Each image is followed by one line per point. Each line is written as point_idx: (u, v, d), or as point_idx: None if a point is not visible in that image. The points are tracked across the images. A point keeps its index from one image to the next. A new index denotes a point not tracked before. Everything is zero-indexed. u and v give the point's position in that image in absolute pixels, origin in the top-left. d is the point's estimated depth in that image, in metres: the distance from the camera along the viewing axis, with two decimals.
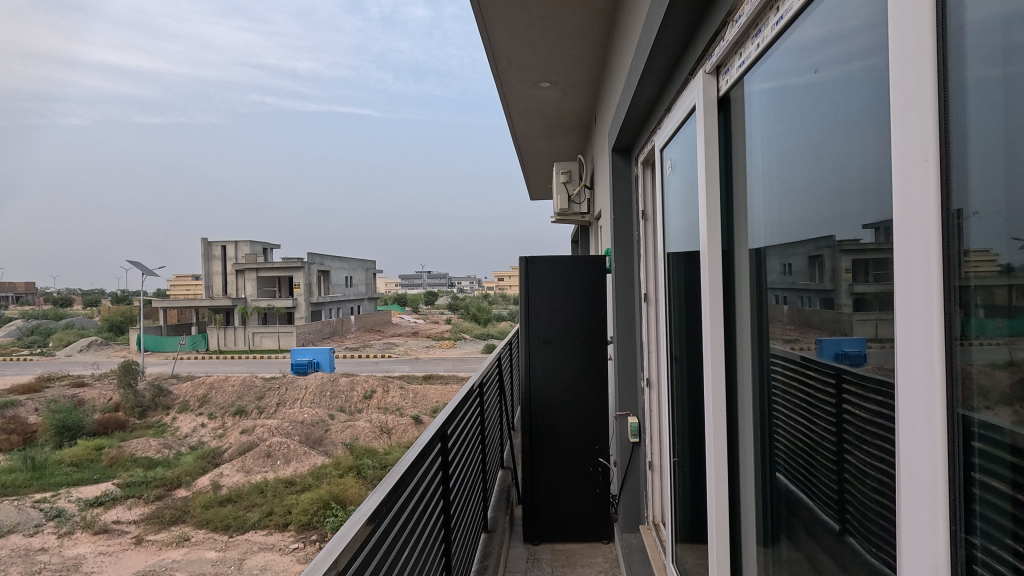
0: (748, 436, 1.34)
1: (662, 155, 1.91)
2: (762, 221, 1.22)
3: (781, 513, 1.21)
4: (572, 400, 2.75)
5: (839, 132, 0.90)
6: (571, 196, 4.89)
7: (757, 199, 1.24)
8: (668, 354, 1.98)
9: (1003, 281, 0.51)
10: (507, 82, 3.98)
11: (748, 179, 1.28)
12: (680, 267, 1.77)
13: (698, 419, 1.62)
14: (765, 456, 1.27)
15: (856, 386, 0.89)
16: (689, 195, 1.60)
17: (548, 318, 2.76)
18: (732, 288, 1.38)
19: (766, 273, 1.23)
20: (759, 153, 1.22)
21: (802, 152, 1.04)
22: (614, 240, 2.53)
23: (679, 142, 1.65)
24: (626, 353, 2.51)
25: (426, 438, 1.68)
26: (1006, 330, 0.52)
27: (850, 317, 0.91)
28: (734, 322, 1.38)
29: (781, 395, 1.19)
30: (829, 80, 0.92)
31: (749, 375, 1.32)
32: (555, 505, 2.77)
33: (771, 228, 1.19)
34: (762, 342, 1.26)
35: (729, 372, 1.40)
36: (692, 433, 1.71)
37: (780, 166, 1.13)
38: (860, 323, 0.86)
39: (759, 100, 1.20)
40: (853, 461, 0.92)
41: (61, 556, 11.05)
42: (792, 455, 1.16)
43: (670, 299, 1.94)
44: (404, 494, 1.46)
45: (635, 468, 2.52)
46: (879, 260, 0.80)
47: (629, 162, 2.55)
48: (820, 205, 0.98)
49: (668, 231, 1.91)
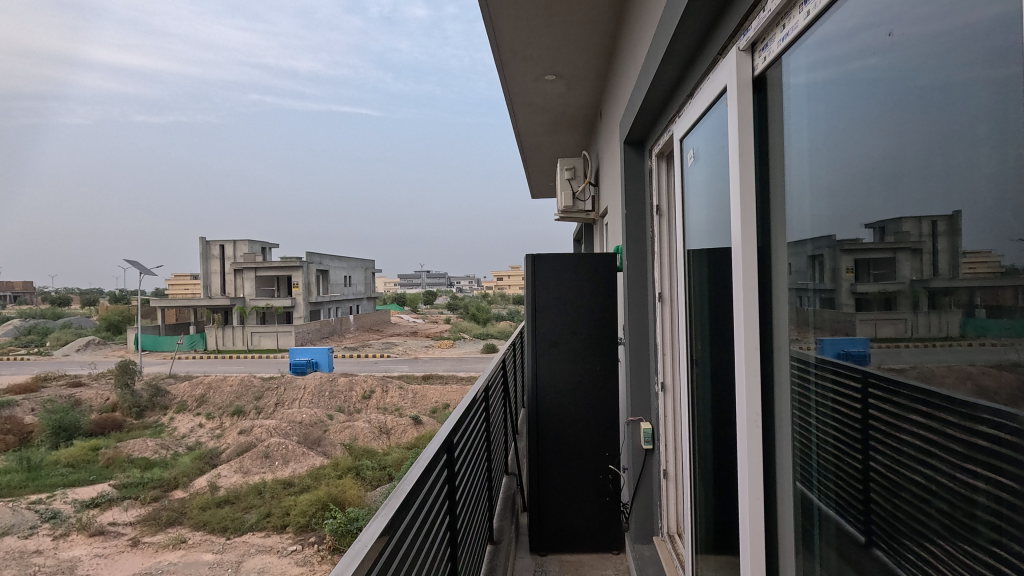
0: (784, 449, 1.22)
1: (682, 145, 1.80)
2: (801, 214, 1.12)
3: (816, 531, 1.12)
4: (581, 405, 2.64)
5: (893, 117, 0.81)
6: (575, 193, 4.78)
7: (797, 193, 1.13)
8: (687, 356, 1.88)
9: (1011, 279, 0.62)
10: (511, 75, 3.87)
11: (788, 164, 1.16)
12: (703, 266, 1.67)
13: (730, 428, 1.49)
14: (802, 472, 1.16)
15: (909, 397, 0.81)
16: (719, 184, 1.48)
17: (554, 318, 2.64)
18: (769, 279, 1.26)
19: (793, 273, 1.16)
20: (798, 140, 1.11)
21: (854, 135, 0.93)
22: (626, 236, 2.41)
23: (706, 130, 1.53)
24: (639, 354, 2.39)
25: (432, 450, 1.54)
26: (1018, 330, 0.62)
27: (851, 316, 0.96)
28: (771, 324, 1.26)
29: (814, 406, 1.11)
30: (894, 52, 0.80)
31: (785, 383, 1.21)
32: (562, 514, 2.65)
33: (812, 221, 1.08)
34: (792, 346, 1.18)
35: (763, 383, 1.27)
36: (720, 444, 1.60)
37: (827, 150, 1.01)
38: (864, 324, 0.92)
39: (798, 89, 1.10)
40: (882, 470, 0.89)
41: (56, 559, 10.90)
42: (823, 468, 1.09)
43: (690, 298, 1.83)
44: (414, 507, 1.36)
45: (648, 477, 2.39)
46: (884, 261, 0.86)
47: (641, 155, 2.44)
48: (868, 199, 0.89)
49: (689, 228, 1.81)
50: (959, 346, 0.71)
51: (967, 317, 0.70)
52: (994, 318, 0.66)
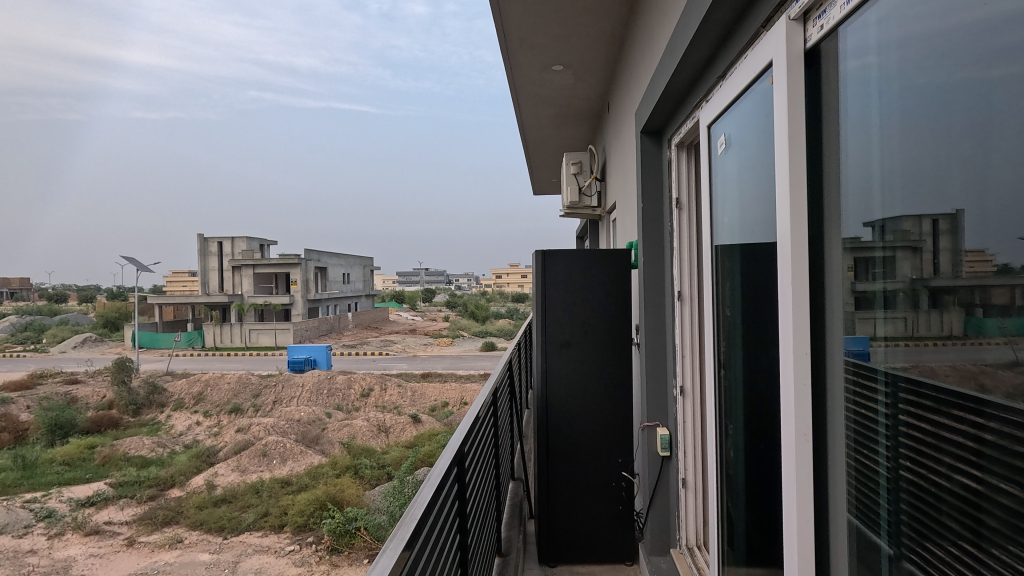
0: (827, 467, 1.12)
1: (711, 132, 1.69)
2: (859, 206, 1.01)
3: (859, 550, 1.04)
4: (595, 409, 2.51)
5: (961, 114, 0.76)
6: (581, 188, 4.62)
7: (851, 185, 1.03)
8: (713, 359, 1.77)
9: (1004, 277, 0.69)
10: (517, 64, 3.73)
11: (844, 151, 1.05)
12: (737, 264, 1.56)
13: (773, 439, 1.35)
14: (857, 495, 1.04)
15: (915, 393, 0.88)
16: (763, 169, 1.34)
17: (565, 317, 2.52)
18: (822, 271, 1.12)
19: (837, 273, 1.08)
20: (857, 124, 1.00)
21: (928, 123, 0.83)
22: (641, 232, 2.29)
23: (742, 115, 1.44)
24: (655, 356, 2.27)
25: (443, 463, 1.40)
26: (1006, 329, 0.70)
27: (852, 316, 1.04)
28: (824, 325, 1.12)
29: (872, 421, 0.99)
30: (992, 18, 0.70)
31: (831, 392, 1.10)
32: (572, 523, 2.53)
33: (872, 213, 0.98)
34: (840, 352, 1.08)
35: (813, 395, 1.15)
36: (757, 453, 1.46)
37: (893, 135, 0.91)
38: (862, 323, 1.01)
39: (859, 72, 0.99)
40: (911, 475, 0.90)
41: (50, 559, 10.77)
42: (865, 485, 1.02)
43: (716, 295, 1.72)
44: (430, 522, 1.25)
45: (665, 486, 2.27)
46: (883, 261, 0.96)
47: (659, 145, 2.32)
48: (936, 190, 0.82)
49: (717, 223, 1.71)
50: (956, 344, 0.79)
51: (967, 316, 0.77)
52: (990, 317, 0.73)
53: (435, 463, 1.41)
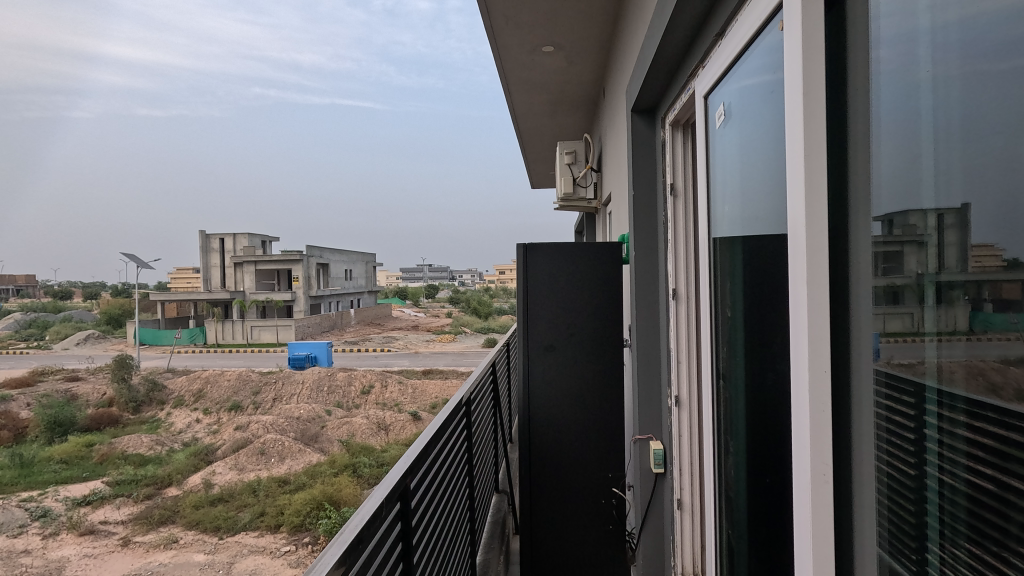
0: (849, 500, 0.86)
1: (708, 104, 1.46)
2: (892, 184, 0.76)
3: None
4: (582, 420, 2.28)
5: (1001, 72, 0.57)
6: (576, 179, 4.35)
7: (882, 154, 0.78)
8: (712, 369, 1.53)
9: (1011, 274, 0.55)
10: (503, 46, 3.48)
11: (873, 122, 0.80)
12: (738, 261, 1.33)
13: (785, 472, 1.09)
14: (888, 531, 0.79)
15: (947, 402, 0.67)
16: (771, 144, 1.10)
17: (549, 319, 2.28)
18: (841, 266, 0.87)
19: (859, 269, 0.83)
20: (891, 88, 0.76)
21: (991, 67, 0.59)
22: (632, 224, 2.04)
23: (743, 81, 1.23)
24: (648, 363, 2.03)
25: (374, 502, 1.08)
26: (1020, 324, 0.55)
27: (863, 312, 0.82)
28: (845, 333, 0.86)
29: (899, 436, 0.75)
30: None
31: (851, 408, 0.85)
32: (558, 541, 2.31)
33: (905, 191, 0.73)
34: (859, 367, 0.83)
35: (835, 416, 0.88)
36: (765, 489, 1.21)
37: (941, 82, 0.67)
38: (874, 317, 0.80)
39: (895, 31, 0.75)
40: (951, 503, 0.68)
41: (44, 560, 10.66)
42: (895, 514, 0.77)
43: (716, 292, 1.49)
44: (361, 562, 0.98)
45: (658, 506, 2.03)
46: (893, 255, 0.76)
47: (651, 125, 2.09)
48: (1001, 148, 0.57)
49: (715, 214, 1.47)
50: (979, 341, 0.61)
51: (974, 312, 0.62)
52: (1001, 311, 0.58)
53: (365, 498, 1.09)
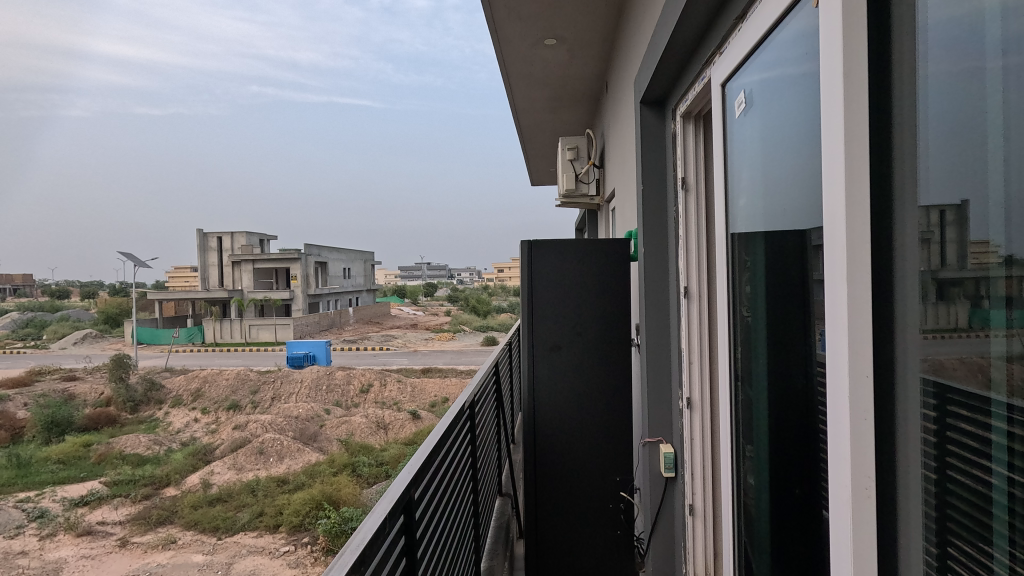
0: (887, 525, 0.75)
1: (728, 91, 1.39)
2: (942, 170, 0.65)
3: None
4: (587, 421, 2.22)
5: None
6: (578, 175, 4.29)
7: (931, 134, 0.67)
8: (730, 372, 1.45)
9: (1009, 270, 0.56)
10: (505, 39, 3.41)
11: (922, 81, 0.68)
12: (758, 257, 1.27)
13: (818, 484, 1.02)
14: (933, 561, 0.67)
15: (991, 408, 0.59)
16: (801, 132, 1.03)
17: (554, 318, 2.22)
18: (887, 257, 0.75)
19: (897, 263, 0.73)
20: (945, 58, 0.65)
21: None
22: (643, 220, 1.97)
23: (766, 68, 1.16)
24: (657, 363, 1.97)
25: (377, 518, 1.01)
26: (1021, 321, 0.55)
27: (901, 309, 0.72)
28: (891, 327, 0.74)
29: (937, 444, 0.66)
30: None
31: (888, 417, 0.74)
32: (565, 546, 2.24)
33: (954, 176, 0.63)
34: (899, 375, 0.72)
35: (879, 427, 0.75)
36: (794, 501, 1.14)
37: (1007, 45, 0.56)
38: (923, 314, 0.68)
39: None
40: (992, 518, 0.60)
41: (42, 561, 10.59)
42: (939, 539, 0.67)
43: (734, 289, 1.42)
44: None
45: (668, 511, 1.97)
46: (933, 245, 0.67)
47: (661, 117, 2.01)
48: None
49: (734, 211, 1.41)
50: None
51: (972, 310, 0.61)
52: (997, 310, 0.58)
53: (367, 513, 1.03)
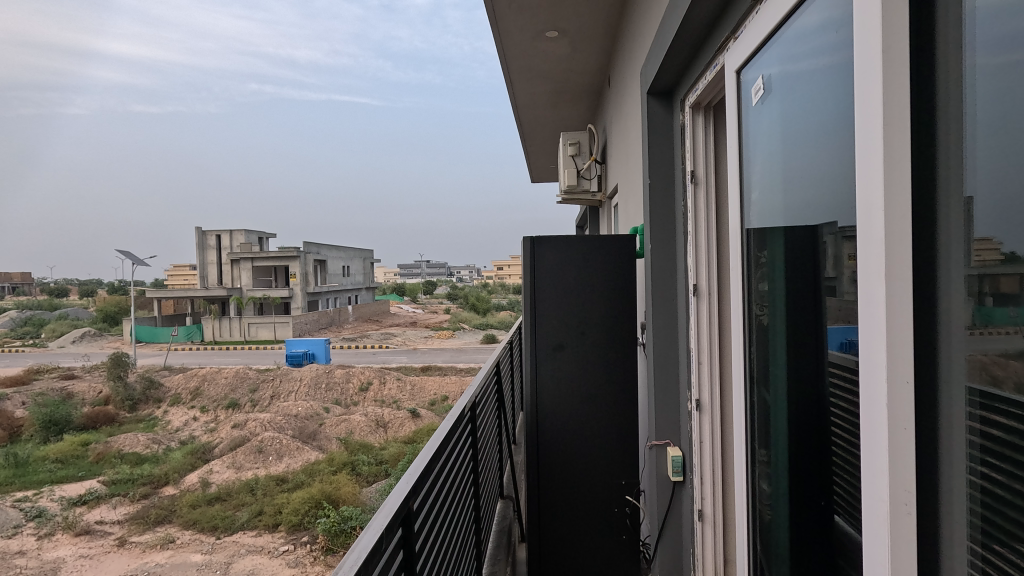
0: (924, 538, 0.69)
1: (743, 78, 1.33)
2: (992, 153, 0.58)
3: None
4: (592, 423, 2.15)
5: None
6: (580, 170, 4.22)
7: (979, 114, 0.60)
8: (746, 374, 1.39)
9: (1007, 268, 0.55)
10: (506, 32, 3.34)
11: (969, 61, 0.61)
12: (779, 253, 1.21)
13: (849, 493, 0.95)
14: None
15: None
16: (830, 118, 0.96)
17: (558, 316, 2.15)
18: (926, 251, 0.68)
19: (941, 257, 0.66)
20: (991, 30, 0.58)
21: None
22: (650, 215, 1.91)
23: (790, 52, 1.10)
24: (665, 364, 1.90)
25: (373, 533, 0.94)
26: (1019, 317, 0.55)
27: (940, 305, 0.66)
28: (933, 326, 0.67)
29: (982, 452, 0.61)
30: None
31: (929, 423, 0.68)
32: (568, 551, 2.18)
33: (1004, 161, 0.57)
34: (937, 377, 0.66)
35: (919, 436, 0.69)
36: (819, 512, 1.08)
37: None
38: (968, 311, 0.62)
39: None
40: None
41: (39, 561, 10.53)
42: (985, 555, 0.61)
43: (751, 287, 1.35)
44: None
45: (676, 516, 1.91)
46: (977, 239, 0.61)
47: (669, 109, 1.95)
48: None
49: (749, 204, 1.34)
50: None
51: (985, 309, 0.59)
52: (1002, 304, 0.57)
53: (364, 528, 0.96)
